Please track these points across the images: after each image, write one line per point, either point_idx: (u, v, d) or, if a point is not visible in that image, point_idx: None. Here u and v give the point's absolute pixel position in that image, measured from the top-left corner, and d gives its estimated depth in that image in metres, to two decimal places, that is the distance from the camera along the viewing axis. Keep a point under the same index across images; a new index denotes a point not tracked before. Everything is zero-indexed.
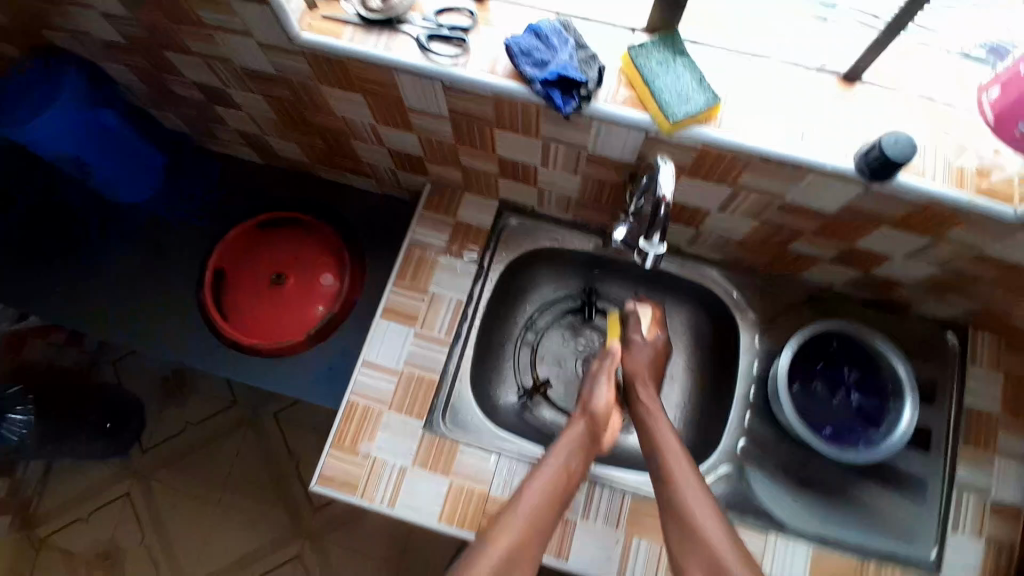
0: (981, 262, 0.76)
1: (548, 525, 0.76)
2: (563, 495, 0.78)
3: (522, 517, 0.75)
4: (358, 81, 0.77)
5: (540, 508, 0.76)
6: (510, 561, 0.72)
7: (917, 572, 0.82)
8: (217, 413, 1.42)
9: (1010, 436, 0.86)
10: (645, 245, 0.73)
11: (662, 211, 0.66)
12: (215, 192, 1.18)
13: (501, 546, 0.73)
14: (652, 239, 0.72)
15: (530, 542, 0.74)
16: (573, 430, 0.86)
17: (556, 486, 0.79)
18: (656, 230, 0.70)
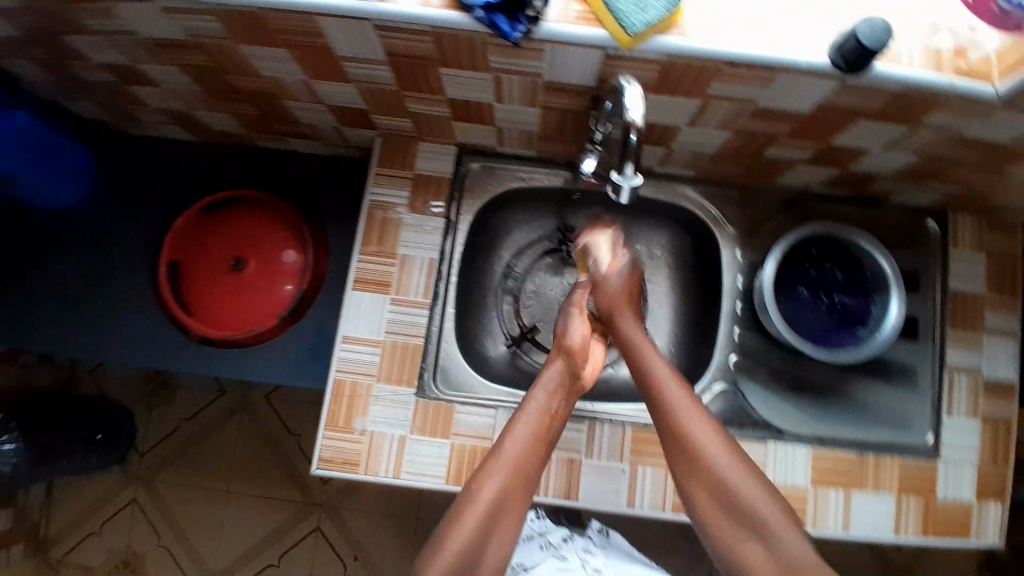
0: (961, 146, 0.74)
1: (535, 466, 0.75)
2: (547, 436, 0.77)
3: (509, 460, 0.74)
4: (281, 36, 0.69)
5: (526, 449, 0.75)
6: (501, 503, 0.72)
7: (915, 457, 0.85)
8: (208, 404, 1.36)
9: (995, 315, 0.89)
10: (619, 178, 0.70)
11: (633, 138, 0.63)
12: (154, 181, 1.10)
13: (488, 490, 0.72)
14: (625, 171, 0.69)
15: (519, 483, 0.73)
16: (553, 370, 0.81)
17: (542, 425, 0.77)
18: (629, 160, 0.67)
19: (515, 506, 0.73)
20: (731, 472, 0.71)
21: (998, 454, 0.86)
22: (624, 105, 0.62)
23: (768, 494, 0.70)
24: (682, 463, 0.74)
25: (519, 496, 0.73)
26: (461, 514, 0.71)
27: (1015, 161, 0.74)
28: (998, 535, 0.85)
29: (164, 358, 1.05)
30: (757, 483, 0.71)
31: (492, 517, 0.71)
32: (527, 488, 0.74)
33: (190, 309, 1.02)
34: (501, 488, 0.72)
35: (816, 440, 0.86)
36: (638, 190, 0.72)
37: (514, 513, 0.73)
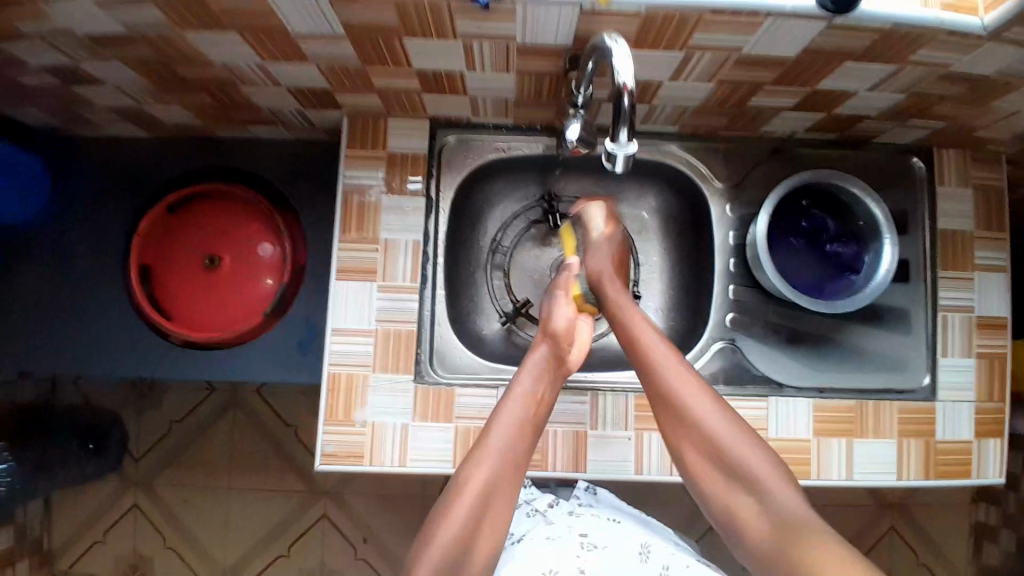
0: (948, 81, 0.71)
1: (524, 456, 0.73)
2: (535, 423, 0.75)
3: (497, 453, 0.71)
4: (228, 18, 0.64)
5: (513, 439, 0.72)
6: (489, 495, 0.69)
7: (911, 399, 0.87)
8: (198, 405, 1.32)
9: (985, 250, 0.89)
10: (612, 147, 0.64)
11: (626, 102, 0.59)
12: (111, 183, 1.04)
13: (475, 482, 0.69)
14: (619, 139, 0.63)
15: (507, 475, 0.71)
16: (536, 355, 0.79)
17: (527, 414, 0.74)
18: (623, 126, 0.62)
19: (504, 496, 0.70)
20: (724, 432, 0.71)
21: (993, 390, 0.88)
22: (612, 67, 0.58)
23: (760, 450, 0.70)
24: (678, 430, 0.73)
25: (508, 486, 0.71)
26: (450, 512, 0.68)
27: (1003, 92, 0.73)
28: (998, 470, 0.87)
29: (151, 363, 1.02)
30: (750, 444, 0.71)
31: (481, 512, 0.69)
32: (517, 477, 0.72)
33: (167, 313, 0.97)
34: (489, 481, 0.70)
35: (816, 391, 0.87)
36: (633, 158, 0.67)
37: (502, 501, 0.70)
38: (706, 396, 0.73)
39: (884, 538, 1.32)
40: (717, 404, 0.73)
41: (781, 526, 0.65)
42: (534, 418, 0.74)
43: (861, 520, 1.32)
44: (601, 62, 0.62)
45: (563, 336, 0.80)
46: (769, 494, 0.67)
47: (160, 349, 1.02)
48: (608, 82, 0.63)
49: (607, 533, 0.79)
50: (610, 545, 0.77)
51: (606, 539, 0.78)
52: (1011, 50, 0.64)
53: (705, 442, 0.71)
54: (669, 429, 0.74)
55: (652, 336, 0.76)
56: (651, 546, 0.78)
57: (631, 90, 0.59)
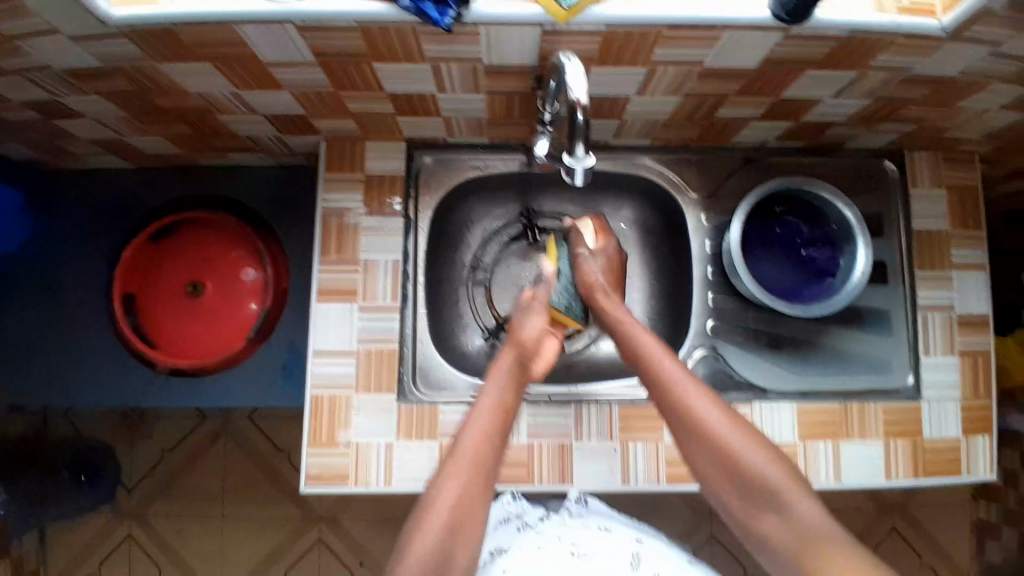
0: (910, 85, 0.73)
1: (494, 462, 0.71)
2: (501, 431, 0.73)
3: (467, 459, 0.70)
4: (201, 49, 0.65)
5: (481, 441, 0.71)
6: (463, 506, 0.67)
7: (896, 400, 0.87)
8: (188, 434, 1.32)
9: (961, 249, 0.90)
10: (571, 161, 0.66)
11: (580, 117, 0.60)
12: (95, 214, 1.05)
13: (449, 488, 0.67)
14: (576, 152, 0.65)
15: (479, 478, 0.69)
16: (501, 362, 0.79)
17: (493, 420, 0.73)
18: (579, 140, 0.63)
19: (478, 503, 0.68)
20: (737, 440, 0.69)
21: (978, 387, 0.88)
22: (566, 83, 0.59)
23: (767, 457, 0.68)
24: (690, 443, 0.72)
25: (479, 494, 0.68)
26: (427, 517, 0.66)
27: (967, 94, 0.74)
28: (987, 468, 0.87)
29: (138, 392, 1.02)
30: (757, 446, 0.69)
31: (458, 519, 0.66)
32: (486, 487, 0.70)
33: (153, 342, 0.97)
34: (463, 488, 0.68)
35: (799, 394, 0.87)
36: (593, 171, 0.68)
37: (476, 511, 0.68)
38: (715, 402, 0.72)
39: (885, 543, 1.31)
40: (725, 411, 0.71)
41: (806, 537, 0.64)
42: (498, 426, 0.73)
43: (861, 525, 1.31)
44: (562, 81, 0.63)
45: (529, 347, 0.81)
46: (785, 501, 0.66)
47: (146, 377, 1.02)
48: (571, 99, 0.64)
49: (595, 540, 0.76)
50: (600, 551, 0.74)
51: (595, 546, 0.75)
52: (966, 52, 0.65)
53: (720, 455, 0.69)
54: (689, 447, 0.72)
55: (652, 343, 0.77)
56: (642, 554, 0.74)
57: (586, 105, 0.60)
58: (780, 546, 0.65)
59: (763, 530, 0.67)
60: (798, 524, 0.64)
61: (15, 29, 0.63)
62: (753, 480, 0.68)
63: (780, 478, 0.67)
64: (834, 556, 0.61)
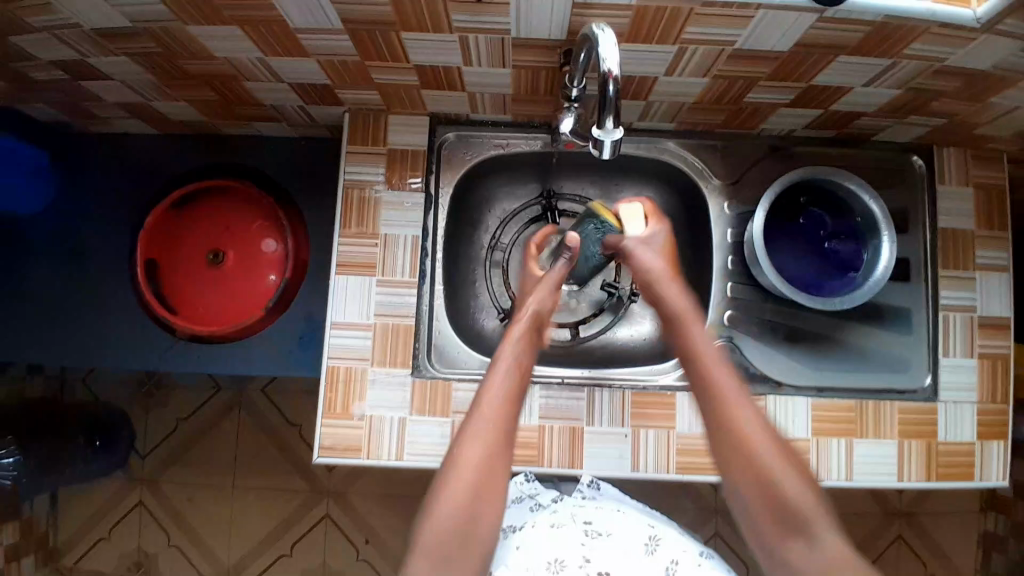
0: (945, 76, 0.71)
1: (506, 436, 0.70)
2: (514, 404, 0.72)
3: (486, 432, 0.69)
4: (230, 13, 0.66)
5: (502, 413, 0.71)
6: (483, 480, 0.67)
7: (913, 400, 0.86)
8: (202, 403, 1.34)
9: (986, 249, 0.88)
10: (599, 134, 0.64)
11: (612, 90, 0.59)
12: (119, 179, 1.07)
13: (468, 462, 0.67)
14: (605, 125, 0.63)
15: (498, 453, 0.69)
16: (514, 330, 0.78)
17: (511, 393, 0.73)
18: (609, 113, 0.62)
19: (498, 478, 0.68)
20: (777, 463, 0.67)
21: (996, 391, 0.86)
22: (598, 55, 0.58)
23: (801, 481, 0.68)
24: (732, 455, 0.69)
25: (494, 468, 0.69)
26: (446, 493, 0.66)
27: (1000, 89, 0.73)
28: (1001, 474, 0.86)
29: (156, 358, 1.04)
30: (795, 467, 0.68)
31: (479, 492, 0.67)
32: (501, 458, 0.69)
33: (175, 308, 0.98)
34: (483, 464, 0.68)
35: (815, 390, 0.86)
36: (621, 146, 0.67)
37: (491, 490, 0.68)
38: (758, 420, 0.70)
39: (891, 548, 1.30)
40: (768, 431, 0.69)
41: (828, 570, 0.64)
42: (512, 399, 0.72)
43: (867, 529, 1.30)
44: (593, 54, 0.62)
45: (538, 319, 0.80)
46: (813, 527, 0.66)
47: (162, 343, 1.04)
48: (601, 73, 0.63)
49: (610, 521, 0.77)
50: (615, 533, 0.75)
51: (610, 526, 0.76)
52: (1006, 43, 0.64)
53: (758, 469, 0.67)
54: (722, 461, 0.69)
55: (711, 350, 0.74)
56: (660, 538, 0.75)
57: (618, 78, 0.59)
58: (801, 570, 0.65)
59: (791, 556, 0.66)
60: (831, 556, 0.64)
61: None
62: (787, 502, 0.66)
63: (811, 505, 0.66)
64: None
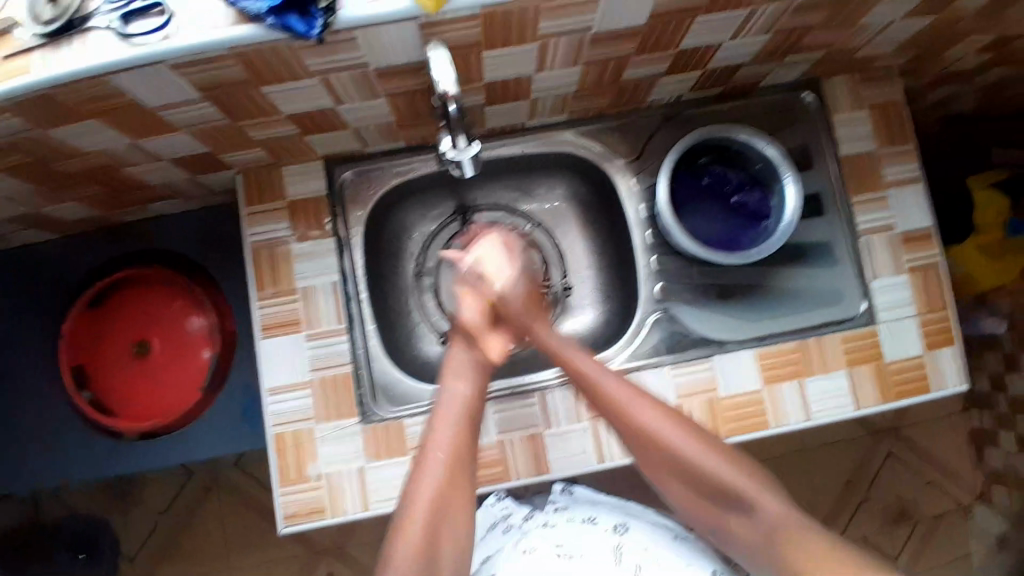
0: (804, 14, 0.72)
1: (468, 459, 0.73)
2: (470, 425, 0.75)
3: (439, 455, 0.72)
4: (82, 106, 0.63)
5: (454, 444, 0.73)
6: (440, 505, 0.69)
7: (854, 326, 0.87)
8: (177, 494, 1.29)
9: (893, 166, 0.90)
10: (456, 154, 0.69)
11: (453, 106, 0.63)
12: (26, 291, 1.02)
13: (422, 492, 0.69)
14: (459, 143, 0.68)
15: (456, 489, 0.71)
16: (456, 357, 0.81)
17: (462, 416, 0.75)
18: (458, 130, 0.67)
19: (459, 500, 0.71)
20: (703, 457, 0.72)
21: (932, 300, 0.88)
22: (433, 76, 0.60)
23: (727, 458, 0.72)
24: (657, 463, 0.74)
25: (458, 494, 0.71)
26: (406, 528, 0.67)
27: (864, 11, 0.74)
28: (957, 379, 0.87)
29: (108, 462, 1.00)
30: (717, 454, 0.72)
31: (439, 518, 0.68)
32: (465, 483, 0.72)
33: (113, 412, 0.95)
34: (440, 492, 0.70)
35: (758, 339, 0.87)
36: (481, 159, 0.72)
37: (458, 516, 0.70)
38: (671, 424, 0.73)
39: (886, 467, 1.32)
40: (691, 434, 0.73)
41: (771, 532, 0.68)
42: (468, 422, 0.75)
43: (858, 453, 1.32)
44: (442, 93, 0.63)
45: (475, 331, 0.84)
46: (750, 501, 0.70)
47: (109, 448, 1.00)
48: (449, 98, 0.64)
49: (580, 539, 0.74)
50: (586, 552, 0.72)
51: (580, 547, 0.73)
52: None
53: (680, 466, 0.73)
54: (649, 465, 0.75)
55: (606, 374, 0.77)
56: (624, 545, 0.73)
57: (458, 95, 0.62)
58: (753, 546, 0.69)
59: (731, 529, 0.71)
60: (770, 518, 0.69)
61: None
62: (721, 486, 0.71)
63: (741, 478, 0.71)
64: (805, 550, 0.65)
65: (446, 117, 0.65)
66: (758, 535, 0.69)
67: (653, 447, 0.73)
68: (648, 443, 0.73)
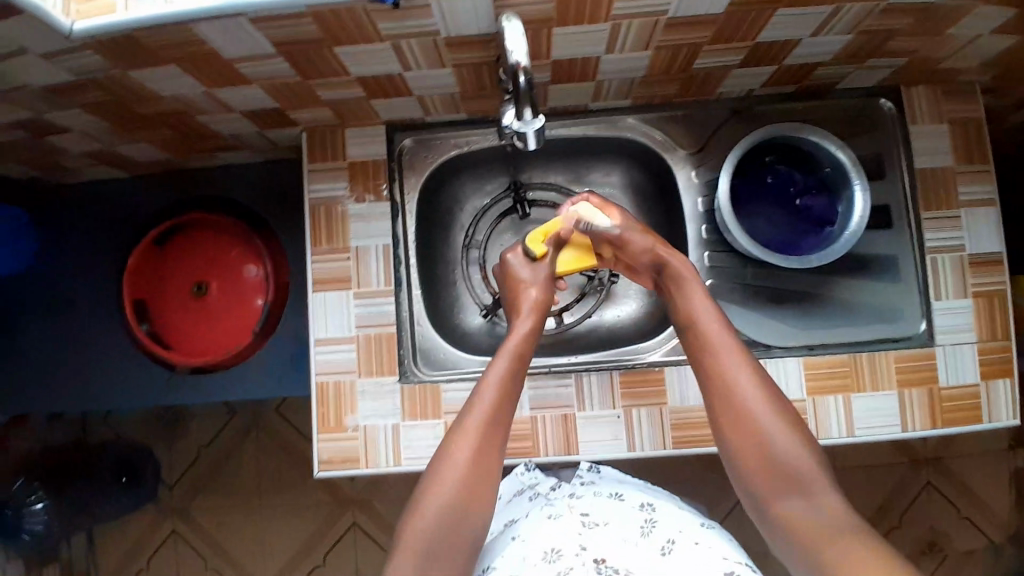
0: (894, 14, 0.68)
1: (507, 421, 0.72)
2: (514, 388, 0.74)
3: (483, 411, 0.70)
4: (164, 53, 0.66)
5: (497, 408, 0.71)
6: (477, 467, 0.68)
7: (908, 347, 0.84)
8: (219, 429, 1.37)
9: (970, 185, 0.85)
10: (520, 126, 0.68)
11: (524, 81, 0.61)
12: (100, 224, 1.09)
13: (463, 449, 0.68)
14: (524, 116, 0.67)
15: (490, 449, 0.69)
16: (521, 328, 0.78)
17: (510, 379, 0.73)
18: (525, 104, 0.65)
19: (492, 464, 0.69)
20: (785, 435, 0.67)
21: (995, 328, 0.84)
22: (507, 48, 0.60)
23: (803, 442, 0.67)
24: (730, 422, 0.70)
25: (493, 458, 0.69)
26: (440, 476, 0.67)
27: (959, 17, 0.69)
28: (1011, 413, 0.83)
29: (160, 392, 1.06)
30: (794, 431, 0.68)
31: (472, 479, 0.67)
32: (500, 444, 0.71)
33: (169, 344, 1.00)
34: (477, 449, 0.68)
35: (806, 348, 0.85)
36: (545, 133, 0.71)
37: (489, 474, 0.68)
38: (755, 380, 0.70)
39: (921, 496, 1.28)
40: (767, 397, 0.69)
41: (820, 523, 0.63)
42: (514, 383, 0.74)
43: (894, 479, 1.27)
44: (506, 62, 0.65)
45: (540, 307, 0.81)
46: (811, 487, 0.65)
47: (162, 378, 1.06)
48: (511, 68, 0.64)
49: (606, 510, 0.75)
50: (613, 522, 0.73)
51: (607, 517, 0.74)
52: None
53: (754, 436, 0.68)
54: (714, 407, 0.71)
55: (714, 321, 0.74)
56: (658, 521, 0.73)
57: (528, 69, 0.61)
58: (796, 534, 0.64)
59: (783, 513, 0.66)
60: (829, 512, 0.63)
61: None
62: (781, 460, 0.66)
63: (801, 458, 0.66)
64: (854, 549, 0.58)
65: (515, 92, 0.63)
66: (806, 524, 0.64)
67: (733, 402, 0.69)
68: (729, 396, 0.70)
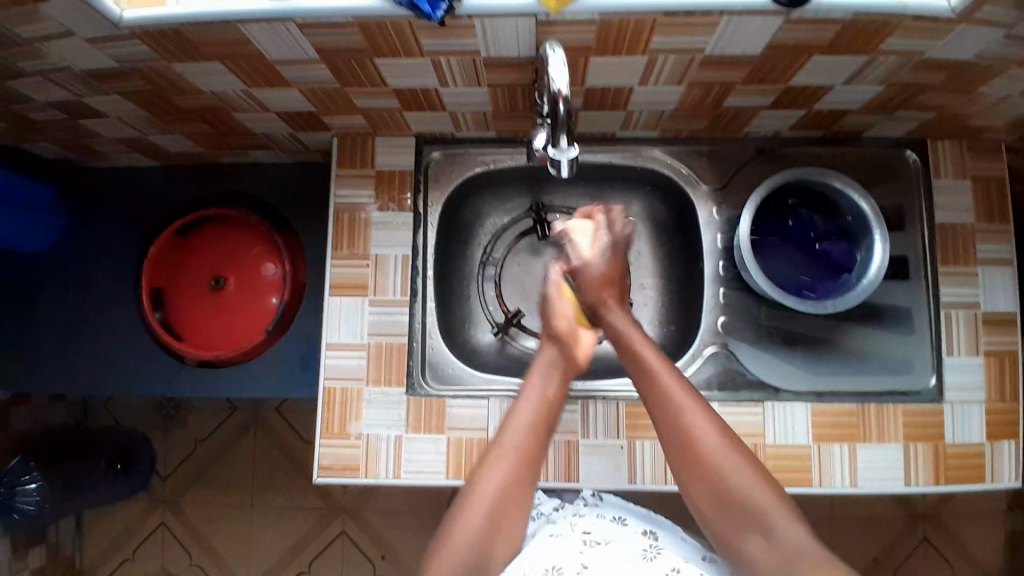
0: (926, 69, 0.69)
1: (538, 458, 0.72)
2: (547, 424, 0.74)
3: (510, 452, 0.71)
4: (208, 49, 0.68)
5: (524, 449, 0.71)
6: (502, 506, 0.69)
7: (918, 400, 0.83)
8: (217, 424, 1.36)
9: (990, 243, 0.85)
10: (555, 153, 0.70)
11: (562, 108, 0.63)
12: (124, 210, 1.11)
13: (488, 491, 0.69)
14: (560, 145, 0.69)
15: (519, 488, 0.70)
16: (545, 356, 0.79)
17: (539, 420, 0.73)
18: (562, 132, 0.67)
19: (518, 503, 0.70)
20: (744, 475, 0.68)
21: (1005, 389, 0.83)
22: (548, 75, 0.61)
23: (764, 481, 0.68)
24: (685, 463, 0.70)
25: (518, 500, 0.70)
26: (463, 515, 0.69)
27: (991, 77, 0.70)
28: (1013, 475, 0.82)
29: (165, 381, 1.07)
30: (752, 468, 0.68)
31: (494, 520, 0.69)
32: (528, 482, 0.71)
33: (182, 335, 1.01)
34: (501, 490, 0.70)
35: (815, 394, 0.85)
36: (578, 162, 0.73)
37: (516, 510, 0.70)
38: (710, 423, 0.70)
39: (920, 554, 1.25)
40: (730, 440, 0.70)
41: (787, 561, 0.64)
42: (546, 421, 0.74)
43: (893, 534, 1.25)
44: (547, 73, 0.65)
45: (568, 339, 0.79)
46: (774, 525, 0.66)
47: (169, 368, 1.07)
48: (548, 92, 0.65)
49: (608, 530, 0.75)
50: (614, 543, 0.73)
51: (608, 535, 0.74)
52: (984, 32, 0.62)
53: (714, 477, 0.68)
54: (669, 449, 0.71)
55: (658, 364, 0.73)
56: (661, 545, 0.73)
57: (568, 95, 0.63)
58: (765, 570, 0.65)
59: (747, 552, 0.67)
60: (791, 546, 0.65)
61: (35, 33, 0.67)
62: (747, 502, 0.67)
63: (776, 508, 0.66)
64: None
65: (554, 118, 0.65)
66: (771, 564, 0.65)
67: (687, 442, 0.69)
68: (683, 437, 0.70)
